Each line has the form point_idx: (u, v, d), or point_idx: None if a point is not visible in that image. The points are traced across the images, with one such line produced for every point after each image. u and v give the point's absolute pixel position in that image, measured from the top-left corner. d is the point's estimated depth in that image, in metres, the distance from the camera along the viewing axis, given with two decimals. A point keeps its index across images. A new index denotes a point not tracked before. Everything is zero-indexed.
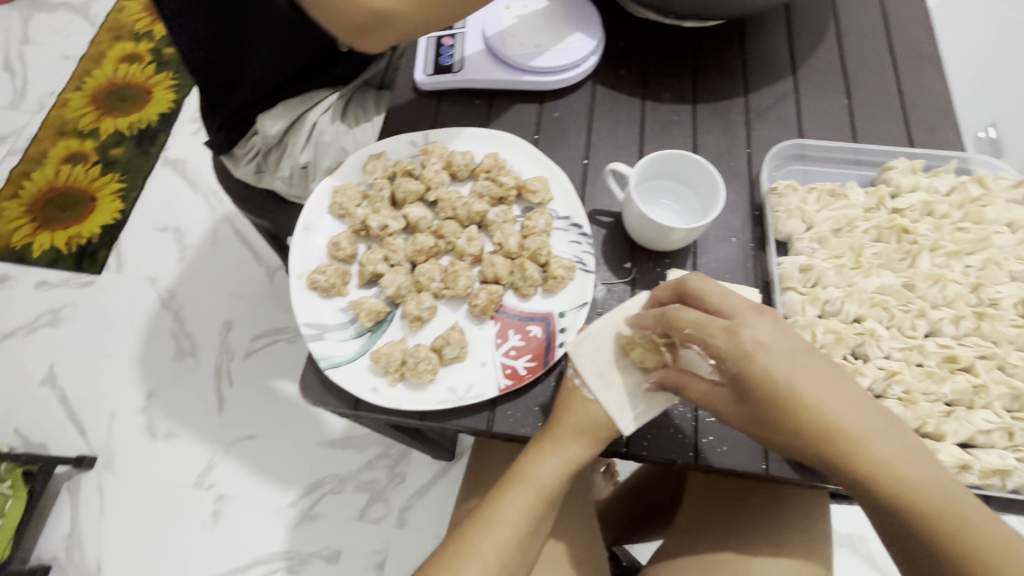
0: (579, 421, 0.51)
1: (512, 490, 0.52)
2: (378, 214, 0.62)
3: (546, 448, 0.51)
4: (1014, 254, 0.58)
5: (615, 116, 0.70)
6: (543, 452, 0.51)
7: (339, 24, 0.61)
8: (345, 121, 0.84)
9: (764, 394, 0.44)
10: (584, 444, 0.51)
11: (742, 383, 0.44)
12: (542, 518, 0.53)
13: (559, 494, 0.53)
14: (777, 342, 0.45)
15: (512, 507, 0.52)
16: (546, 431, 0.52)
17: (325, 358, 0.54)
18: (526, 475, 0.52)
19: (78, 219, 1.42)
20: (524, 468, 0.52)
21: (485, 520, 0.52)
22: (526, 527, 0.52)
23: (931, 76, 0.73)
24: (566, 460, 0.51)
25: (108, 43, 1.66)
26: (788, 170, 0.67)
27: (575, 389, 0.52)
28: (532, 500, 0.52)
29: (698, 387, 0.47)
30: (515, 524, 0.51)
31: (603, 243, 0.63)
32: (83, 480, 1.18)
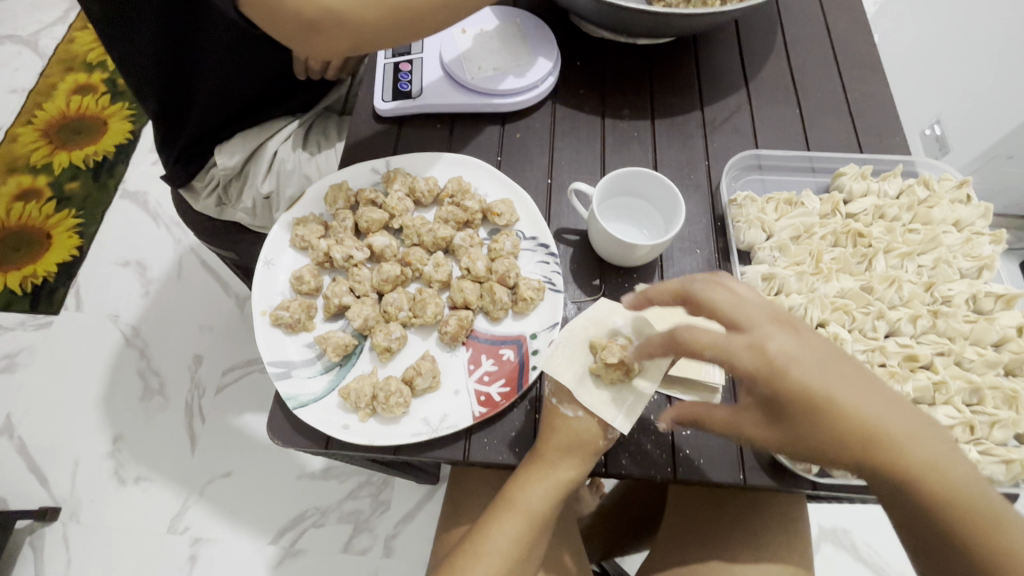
0: (563, 441, 0.51)
1: (500, 515, 0.51)
2: (341, 244, 0.60)
3: (534, 474, 0.51)
4: (962, 252, 0.60)
5: (576, 135, 0.71)
6: (534, 474, 0.51)
7: (290, 27, 0.58)
8: (307, 148, 0.83)
9: (800, 412, 0.40)
10: (575, 463, 0.51)
11: (771, 398, 0.40)
12: (532, 542, 0.52)
13: (548, 518, 0.52)
14: (804, 353, 0.40)
15: (500, 534, 0.51)
16: (533, 455, 0.52)
17: (293, 397, 0.53)
18: (515, 499, 0.51)
19: (33, 258, 1.37)
20: (513, 492, 0.51)
21: (474, 549, 0.51)
22: (516, 554, 0.51)
23: (875, 82, 0.76)
24: (553, 485, 0.51)
25: (59, 75, 1.61)
26: (746, 180, 0.68)
27: (556, 407, 0.52)
28: (522, 526, 0.51)
29: (718, 414, 0.44)
30: (506, 552, 0.50)
31: (571, 262, 0.63)
32: (48, 533, 1.12)
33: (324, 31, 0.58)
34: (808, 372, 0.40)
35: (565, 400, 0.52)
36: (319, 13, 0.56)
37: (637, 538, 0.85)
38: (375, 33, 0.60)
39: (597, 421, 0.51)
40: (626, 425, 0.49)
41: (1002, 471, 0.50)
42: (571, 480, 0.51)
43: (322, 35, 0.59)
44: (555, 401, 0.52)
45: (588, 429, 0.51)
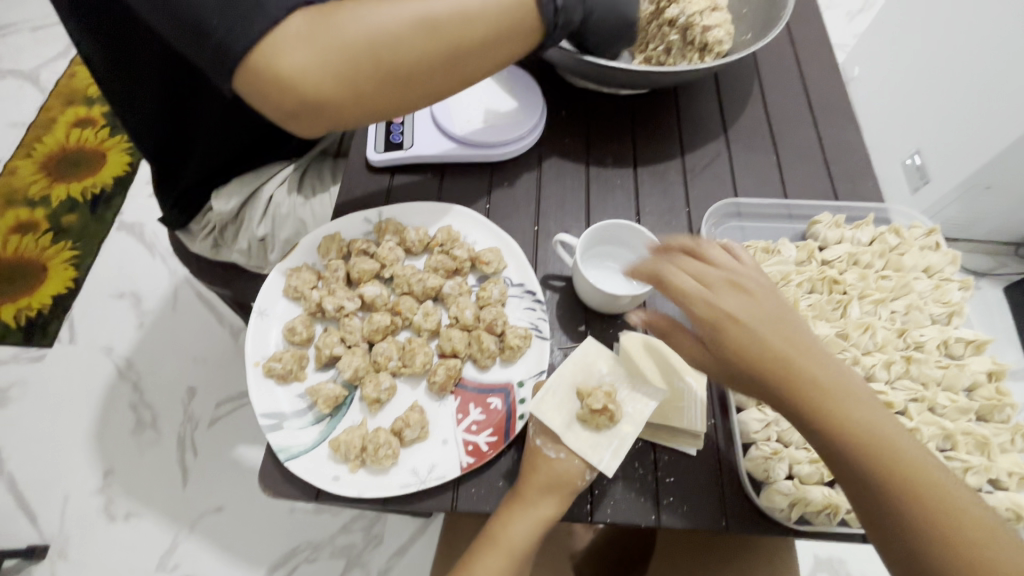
0: (544, 480, 0.51)
1: (484, 553, 0.52)
2: (333, 295, 0.62)
3: (516, 510, 0.52)
4: (933, 298, 0.63)
5: (562, 182, 0.74)
6: (515, 513, 0.52)
7: (272, 110, 0.58)
8: (302, 192, 0.85)
9: (741, 355, 0.47)
10: (555, 501, 0.51)
11: (719, 347, 0.48)
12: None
13: (530, 555, 0.53)
14: (749, 313, 0.48)
15: (483, 569, 0.52)
16: (515, 492, 0.52)
17: (284, 449, 0.54)
18: (497, 537, 0.52)
19: (29, 290, 1.38)
20: (496, 530, 0.52)
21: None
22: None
23: (849, 128, 0.79)
24: (534, 520, 0.51)
25: (59, 109, 1.64)
26: (725, 227, 0.71)
27: (539, 449, 0.53)
28: (505, 564, 0.52)
29: (677, 338, 0.52)
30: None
31: (557, 308, 0.65)
32: (35, 571, 1.11)
33: (303, 118, 0.58)
34: (753, 329, 0.47)
35: (548, 440, 0.53)
36: (298, 103, 0.56)
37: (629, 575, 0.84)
38: (355, 118, 0.60)
39: (580, 462, 0.52)
40: (610, 468, 0.51)
41: None
42: (552, 519, 0.51)
43: (301, 122, 0.59)
44: (538, 442, 0.54)
45: (568, 471, 0.52)
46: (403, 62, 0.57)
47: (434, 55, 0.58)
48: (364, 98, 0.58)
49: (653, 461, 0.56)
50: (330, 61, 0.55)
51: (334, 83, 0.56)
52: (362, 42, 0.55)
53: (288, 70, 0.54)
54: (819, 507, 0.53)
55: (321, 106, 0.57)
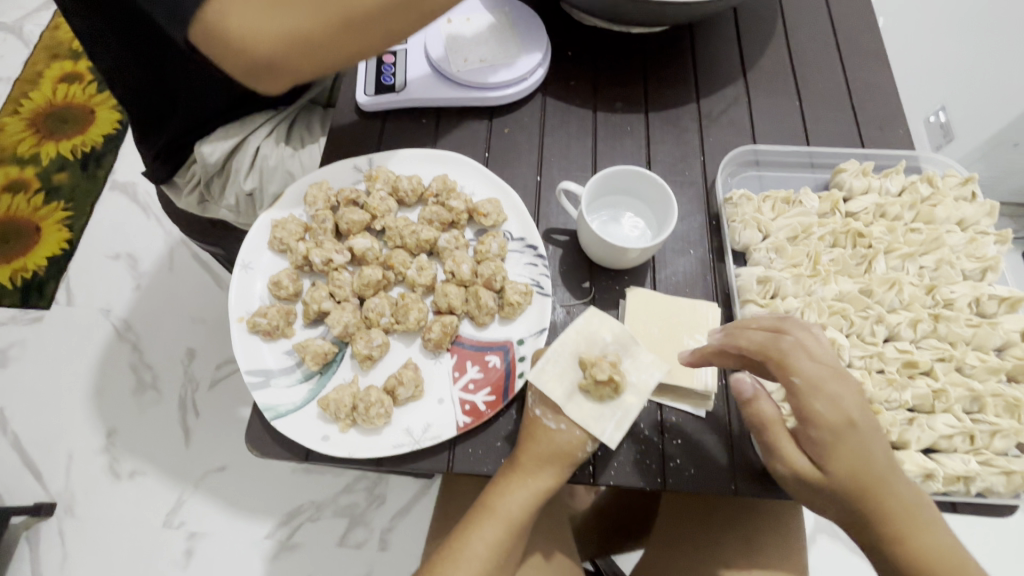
0: (543, 452, 0.49)
1: (477, 522, 0.50)
2: (321, 247, 0.58)
3: (513, 479, 0.49)
4: (965, 253, 0.58)
5: (567, 129, 0.69)
6: (512, 483, 0.49)
7: (225, 65, 0.56)
8: (290, 143, 0.80)
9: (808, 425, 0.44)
10: (554, 471, 0.49)
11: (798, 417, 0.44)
12: (511, 549, 0.50)
13: (527, 525, 0.51)
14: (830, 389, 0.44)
15: (480, 540, 0.49)
16: (512, 462, 0.50)
17: (271, 407, 0.51)
18: (493, 507, 0.49)
19: (22, 251, 1.34)
20: (492, 499, 0.50)
21: (452, 556, 0.49)
22: (495, 561, 0.49)
23: (879, 71, 0.73)
24: (534, 491, 0.49)
25: (44, 62, 1.57)
26: (742, 177, 0.66)
27: (537, 419, 0.50)
28: (501, 533, 0.49)
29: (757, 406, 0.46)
30: (484, 559, 0.49)
31: (560, 264, 0.61)
32: (43, 527, 1.12)
33: (263, 77, 0.58)
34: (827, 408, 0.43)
35: (548, 411, 0.50)
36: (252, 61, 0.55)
37: (631, 536, 0.84)
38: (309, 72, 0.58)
39: (582, 433, 0.49)
40: (614, 440, 0.47)
41: (1004, 483, 0.48)
42: (550, 489, 0.49)
43: (262, 80, 0.58)
44: (534, 411, 0.50)
45: (568, 442, 0.49)
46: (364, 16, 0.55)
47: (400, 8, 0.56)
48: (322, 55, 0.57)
49: (659, 423, 0.53)
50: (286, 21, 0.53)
51: (290, 43, 0.55)
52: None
53: (243, 30, 0.53)
54: None
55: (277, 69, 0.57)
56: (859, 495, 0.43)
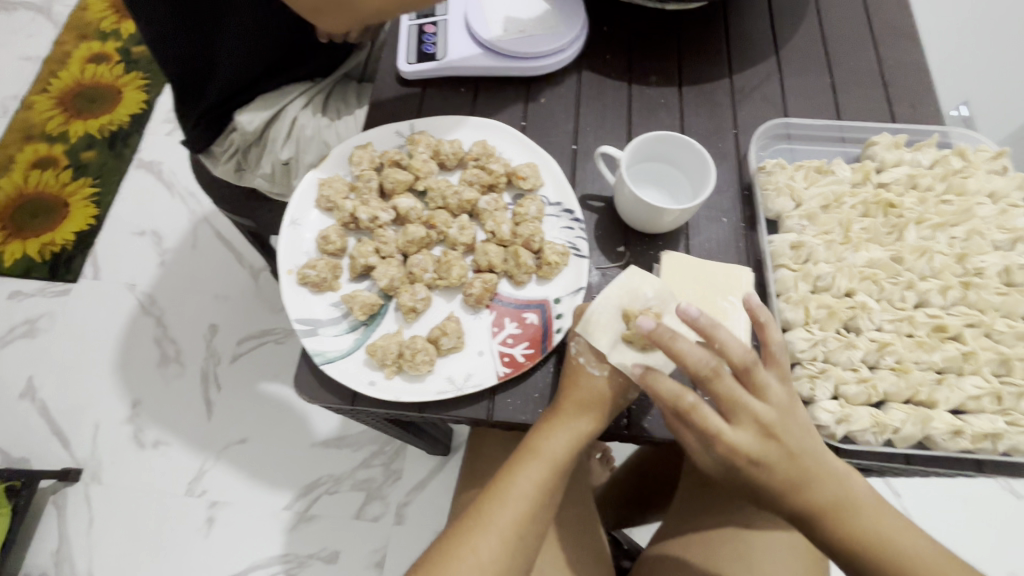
0: (586, 396, 0.51)
1: (522, 463, 0.52)
2: (367, 206, 0.60)
3: (557, 421, 0.51)
4: (996, 225, 0.59)
5: (602, 101, 0.70)
6: (556, 425, 0.51)
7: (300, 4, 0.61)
8: (327, 114, 0.81)
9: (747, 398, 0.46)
10: (594, 416, 0.51)
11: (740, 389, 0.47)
12: (553, 492, 0.52)
13: (568, 468, 0.53)
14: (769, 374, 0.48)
15: (526, 480, 0.51)
16: (555, 406, 0.52)
17: (319, 353, 0.54)
18: (537, 447, 0.52)
19: (51, 226, 1.38)
20: (535, 441, 0.52)
21: (499, 494, 0.51)
22: (539, 499, 0.51)
23: (910, 51, 0.74)
24: (576, 434, 0.51)
25: (72, 42, 1.60)
26: (774, 150, 0.68)
27: (581, 367, 0.52)
28: (545, 472, 0.51)
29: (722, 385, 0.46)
30: (530, 496, 0.51)
31: (595, 228, 0.63)
32: (69, 493, 1.15)
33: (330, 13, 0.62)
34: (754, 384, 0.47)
35: (592, 359, 0.52)
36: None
37: (649, 507, 0.83)
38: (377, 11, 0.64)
39: (624, 379, 0.51)
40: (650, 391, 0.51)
41: None
42: (591, 433, 0.51)
43: (328, 17, 0.63)
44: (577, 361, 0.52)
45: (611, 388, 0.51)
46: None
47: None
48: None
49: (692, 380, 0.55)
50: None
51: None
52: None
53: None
54: (864, 425, 0.50)
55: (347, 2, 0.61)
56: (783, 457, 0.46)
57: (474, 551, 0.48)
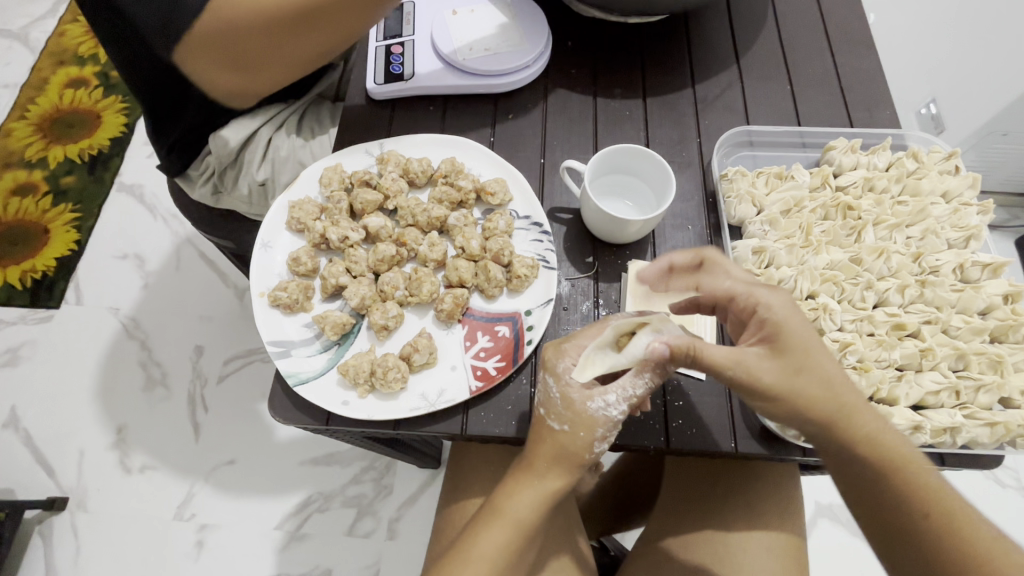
0: (550, 452, 0.51)
1: (488, 527, 0.51)
2: (337, 226, 0.61)
3: (522, 480, 0.52)
4: (950, 224, 0.62)
5: (568, 115, 0.72)
6: (521, 483, 0.52)
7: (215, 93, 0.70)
8: (300, 134, 0.80)
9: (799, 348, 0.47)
10: (563, 473, 0.51)
11: (775, 337, 0.47)
12: (520, 552, 0.51)
13: (535, 528, 0.52)
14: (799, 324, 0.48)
15: (488, 541, 0.50)
16: (523, 462, 0.52)
17: (293, 375, 0.54)
18: (503, 509, 0.51)
19: (31, 253, 1.37)
20: (500, 500, 0.52)
21: (462, 554, 0.50)
22: (505, 563, 0.50)
23: (866, 56, 0.76)
24: (542, 492, 0.51)
25: (50, 68, 1.60)
26: (736, 157, 0.69)
27: (542, 419, 0.51)
28: (511, 536, 0.50)
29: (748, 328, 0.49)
30: (495, 559, 0.50)
31: (564, 240, 0.64)
32: (56, 522, 1.14)
33: (239, 96, 0.71)
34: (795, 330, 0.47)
35: (552, 412, 0.51)
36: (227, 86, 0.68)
37: (633, 513, 0.84)
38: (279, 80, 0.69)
39: (585, 435, 0.50)
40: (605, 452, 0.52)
41: (987, 434, 0.51)
42: (554, 491, 0.51)
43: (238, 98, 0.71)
44: (540, 412, 0.52)
45: (574, 443, 0.50)
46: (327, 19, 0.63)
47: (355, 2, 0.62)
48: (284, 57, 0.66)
49: (661, 398, 0.56)
50: (250, 30, 0.61)
51: (247, 63, 0.65)
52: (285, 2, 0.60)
53: (218, 32, 0.61)
54: None
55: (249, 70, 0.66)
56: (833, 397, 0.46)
57: None
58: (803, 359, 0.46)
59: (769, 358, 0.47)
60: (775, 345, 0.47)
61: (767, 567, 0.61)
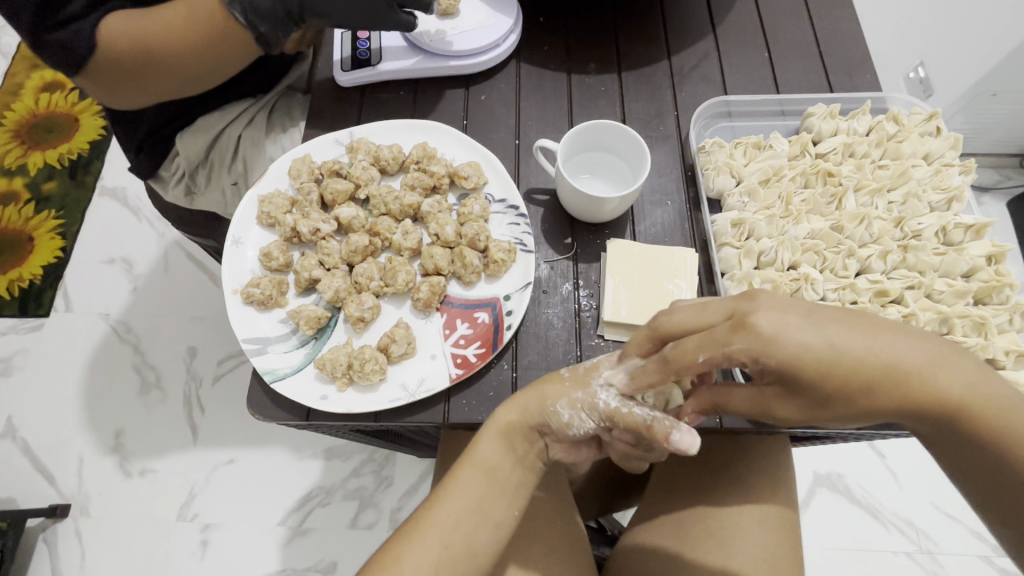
0: (532, 396, 0.49)
1: (458, 471, 0.50)
2: (307, 218, 0.60)
3: (490, 424, 0.50)
4: (931, 186, 0.61)
5: (543, 93, 0.70)
6: (490, 426, 0.50)
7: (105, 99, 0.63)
8: (270, 131, 0.75)
9: (814, 377, 0.37)
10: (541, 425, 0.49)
11: (788, 374, 0.38)
12: (485, 498, 0.49)
13: (501, 471, 0.50)
14: (809, 330, 0.37)
15: (458, 483, 0.49)
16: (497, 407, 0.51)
17: (269, 371, 0.53)
18: (468, 451, 0.50)
19: (18, 262, 1.35)
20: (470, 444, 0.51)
21: (433, 498, 0.49)
22: (470, 507, 0.48)
23: (846, 18, 0.74)
24: (509, 435, 0.50)
25: (24, 72, 1.56)
26: (714, 129, 0.68)
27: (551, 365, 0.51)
28: (478, 479, 0.49)
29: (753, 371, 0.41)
30: (457, 501, 0.48)
31: (542, 222, 0.63)
32: (60, 529, 1.14)
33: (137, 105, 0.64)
34: (809, 345, 0.37)
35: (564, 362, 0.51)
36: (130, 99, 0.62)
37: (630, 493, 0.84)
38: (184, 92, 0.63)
39: (578, 394, 0.48)
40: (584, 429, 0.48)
41: None
42: (513, 424, 0.49)
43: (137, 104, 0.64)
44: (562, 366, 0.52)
45: (559, 392, 0.48)
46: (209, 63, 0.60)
47: (241, 54, 0.61)
48: (152, 89, 0.61)
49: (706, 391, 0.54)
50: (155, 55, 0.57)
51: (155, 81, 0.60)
52: (164, 45, 0.57)
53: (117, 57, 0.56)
54: None
55: (104, 91, 0.60)
56: (882, 383, 0.38)
57: (399, 555, 0.46)
58: (822, 389, 0.38)
59: (785, 396, 0.40)
60: (787, 383, 0.39)
61: (760, 540, 0.61)
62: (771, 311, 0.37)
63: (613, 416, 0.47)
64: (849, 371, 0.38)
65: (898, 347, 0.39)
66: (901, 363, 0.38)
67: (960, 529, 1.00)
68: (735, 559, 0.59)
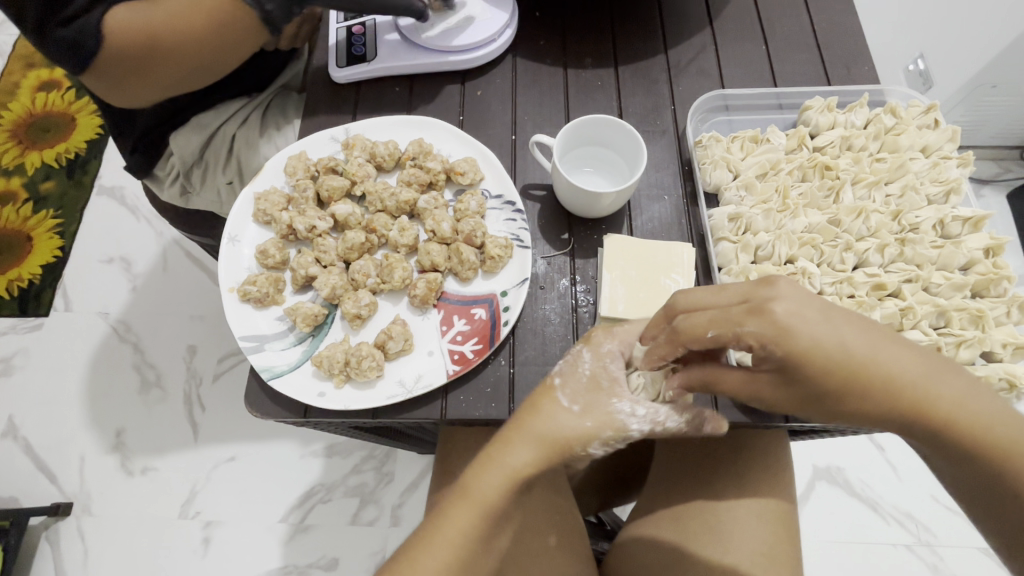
0: (542, 428, 0.45)
1: (451, 510, 0.45)
2: (303, 216, 0.60)
3: (493, 459, 0.45)
4: (929, 179, 0.60)
5: (539, 88, 0.70)
6: (493, 461, 0.45)
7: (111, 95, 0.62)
8: (264, 130, 0.75)
9: (814, 367, 0.39)
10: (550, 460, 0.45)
11: (790, 364, 0.40)
12: (486, 537, 0.45)
13: (504, 510, 0.45)
14: (814, 319, 0.39)
15: (455, 526, 0.44)
16: (499, 436, 0.46)
17: (267, 368, 0.53)
18: (467, 489, 0.44)
19: (16, 261, 1.35)
20: (467, 481, 0.45)
21: (425, 541, 0.44)
22: (468, 550, 0.44)
23: (844, 10, 0.74)
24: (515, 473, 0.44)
25: (20, 71, 1.55)
26: (711, 123, 0.68)
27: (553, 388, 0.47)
28: (475, 520, 0.44)
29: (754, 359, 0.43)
30: (457, 544, 0.44)
31: (539, 217, 0.63)
32: (62, 527, 1.15)
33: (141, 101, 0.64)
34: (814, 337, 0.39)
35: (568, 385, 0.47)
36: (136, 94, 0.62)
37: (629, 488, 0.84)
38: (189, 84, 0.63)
39: (593, 424, 0.45)
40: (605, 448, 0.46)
41: None
42: (524, 467, 0.44)
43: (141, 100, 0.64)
44: (556, 386, 0.47)
45: (574, 427, 0.44)
46: (212, 52, 0.60)
47: (245, 40, 0.60)
48: (157, 82, 0.60)
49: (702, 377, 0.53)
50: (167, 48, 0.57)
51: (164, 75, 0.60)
52: (173, 35, 0.56)
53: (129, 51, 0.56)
54: None
55: (112, 88, 0.60)
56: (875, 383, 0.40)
57: None
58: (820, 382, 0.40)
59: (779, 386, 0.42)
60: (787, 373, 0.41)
61: (758, 534, 0.61)
62: (789, 299, 0.39)
63: (640, 439, 0.46)
64: (848, 367, 0.40)
65: (892, 348, 0.40)
66: (896, 366, 0.40)
67: (959, 522, 1.01)
68: (733, 553, 0.60)
